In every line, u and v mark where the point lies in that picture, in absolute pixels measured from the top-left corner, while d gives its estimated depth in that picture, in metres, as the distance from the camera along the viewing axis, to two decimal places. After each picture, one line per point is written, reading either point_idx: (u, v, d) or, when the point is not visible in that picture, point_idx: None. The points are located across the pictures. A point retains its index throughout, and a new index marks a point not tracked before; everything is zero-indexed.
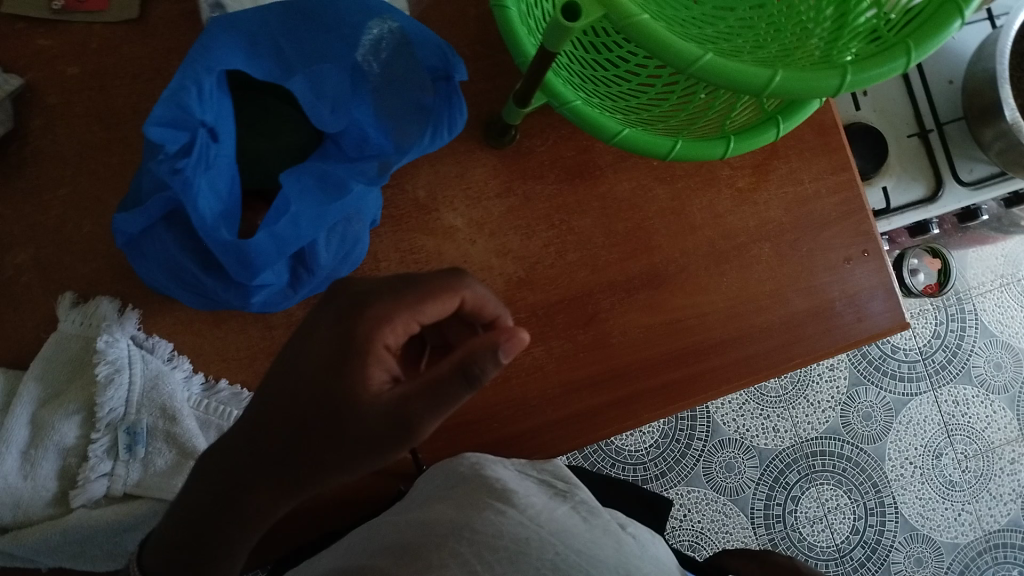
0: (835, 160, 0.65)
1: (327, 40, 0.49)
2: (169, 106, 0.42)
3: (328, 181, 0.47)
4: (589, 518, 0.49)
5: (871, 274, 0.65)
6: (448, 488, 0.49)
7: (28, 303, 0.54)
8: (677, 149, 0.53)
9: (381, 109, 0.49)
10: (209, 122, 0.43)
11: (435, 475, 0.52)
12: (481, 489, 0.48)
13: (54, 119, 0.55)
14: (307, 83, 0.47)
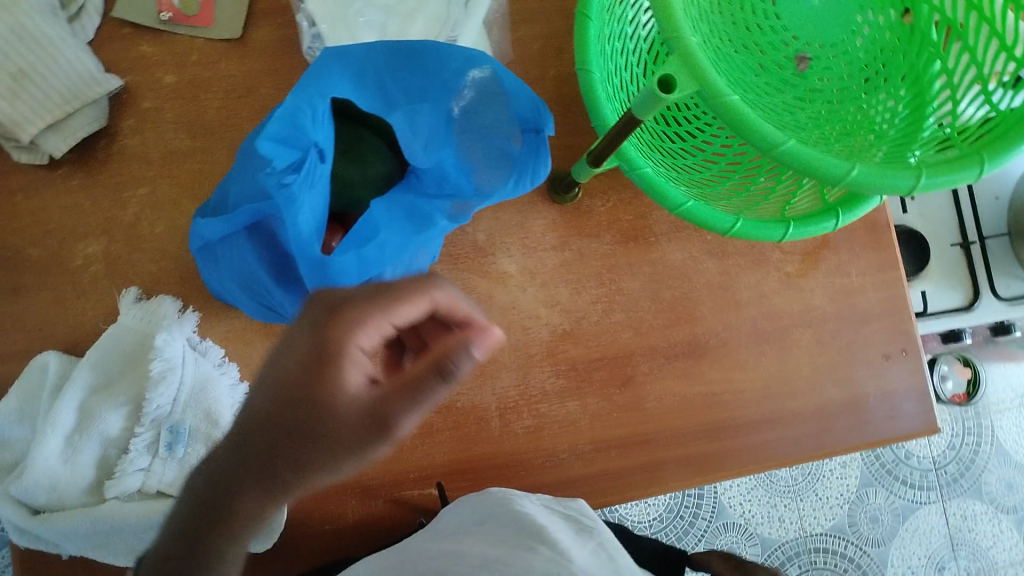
0: (884, 258, 0.66)
1: (428, 80, 0.51)
2: (285, 125, 0.45)
3: (413, 214, 0.51)
4: (613, 556, 0.49)
5: (906, 375, 0.66)
6: (478, 521, 0.52)
7: (93, 292, 0.56)
8: (738, 227, 0.54)
9: (466, 153, 0.52)
10: (321, 143, 0.46)
11: (464, 507, 0.55)
12: (512, 524, 0.50)
13: (144, 121, 0.57)
14: (406, 119, 0.49)
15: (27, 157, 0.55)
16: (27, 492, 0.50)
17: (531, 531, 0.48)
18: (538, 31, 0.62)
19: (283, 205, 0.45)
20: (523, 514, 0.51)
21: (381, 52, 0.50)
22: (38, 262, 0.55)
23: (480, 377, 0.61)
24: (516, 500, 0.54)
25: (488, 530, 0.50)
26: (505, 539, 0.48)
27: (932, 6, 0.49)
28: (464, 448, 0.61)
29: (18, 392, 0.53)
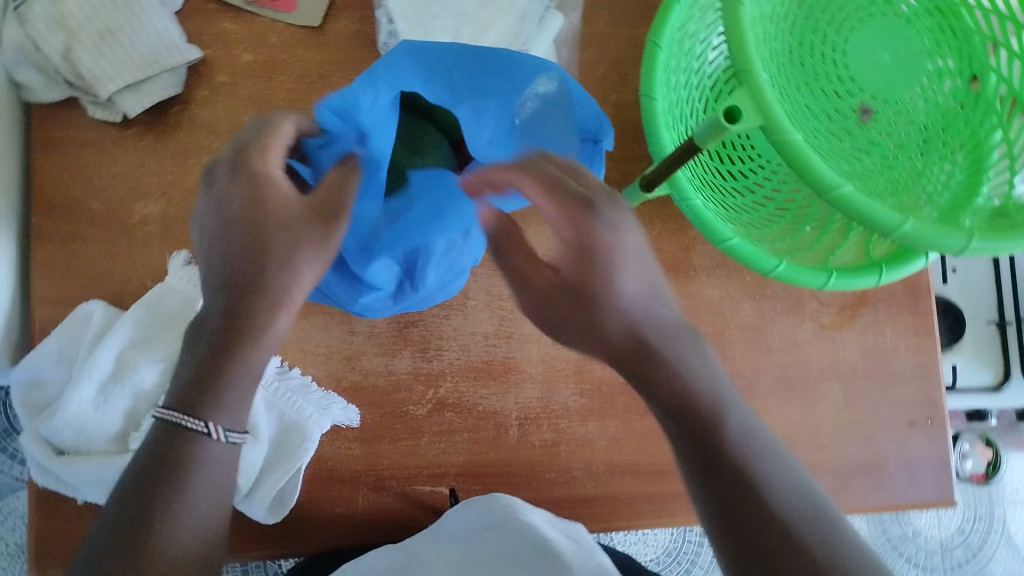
0: (920, 323, 0.66)
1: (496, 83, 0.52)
2: (344, 103, 0.48)
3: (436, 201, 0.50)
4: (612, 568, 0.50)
5: (930, 444, 0.65)
6: (481, 527, 0.53)
7: (143, 251, 0.57)
8: (780, 269, 0.55)
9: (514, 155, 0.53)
10: (367, 128, 0.48)
11: (466, 511, 0.56)
12: (516, 530, 0.51)
13: (216, 94, 0.59)
14: (471, 112, 0.51)
15: (102, 113, 0.57)
16: (56, 431, 0.52)
17: (536, 542, 0.49)
18: (605, 57, 0.64)
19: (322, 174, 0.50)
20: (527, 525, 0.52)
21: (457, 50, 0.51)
22: (95, 215, 0.57)
23: (504, 384, 0.62)
24: (518, 509, 0.55)
25: (493, 542, 0.51)
26: (512, 556, 0.48)
27: (999, 77, 0.49)
28: (479, 452, 0.61)
29: (61, 336, 0.55)
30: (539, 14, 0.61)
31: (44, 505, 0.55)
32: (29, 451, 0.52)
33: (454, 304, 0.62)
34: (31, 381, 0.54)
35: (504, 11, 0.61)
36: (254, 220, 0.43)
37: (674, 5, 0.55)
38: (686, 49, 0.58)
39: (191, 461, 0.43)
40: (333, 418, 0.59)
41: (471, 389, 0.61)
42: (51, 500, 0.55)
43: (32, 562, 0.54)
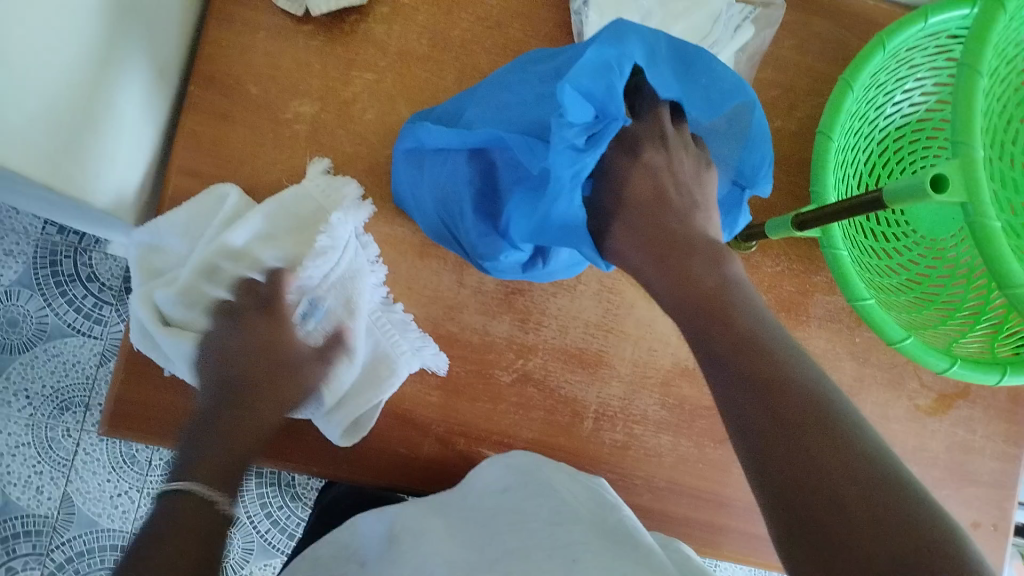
0: (1011, 430, 0.65)
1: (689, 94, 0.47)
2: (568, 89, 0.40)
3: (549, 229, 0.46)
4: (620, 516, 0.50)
5: (989, 550, 0.64)
6: (501, 484, 0.53)
7: (287, 148, 0.57)
8: (906, 342, 0.54)
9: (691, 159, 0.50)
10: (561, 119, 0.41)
11: (488, 468, 0.56)
12: (534, 488, 0.51)
13: (398, 15, 0.59)
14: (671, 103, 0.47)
15: (286, 2, 0.57)
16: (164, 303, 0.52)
17: (555, 509, 0.47)
18: (781, 82, 0.62)
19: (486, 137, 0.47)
20: (548, 491, 0.50)
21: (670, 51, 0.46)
22: (251, 100, 0.57)
23: (591, 375, 0.61)
24: (541, 468, 0.55)
25: (512, 501, 0.50)
26: (529, 518, 0.47)
27: None
28: (550, 434, 0.61)
29: (191, 210, 0.54)
30: (735, 22, 0.59)
31: (130, 367, 0.55)
32: (140, 313, 0.52)
33: (564, 284, 0.62)
34: (151, 244, 0.54)
35: (697, 8, 0.58)
36: (275, 368, 0.50)
37: (880, 51, 0.54)
38: (869, 97, 0.56)
39: (189, 510, 0.40)
40: (423, 361, 0.58)
41: (558, 370, 0.61)
42: (137, 366, 0.55)
43: (106, 420, 0.54)
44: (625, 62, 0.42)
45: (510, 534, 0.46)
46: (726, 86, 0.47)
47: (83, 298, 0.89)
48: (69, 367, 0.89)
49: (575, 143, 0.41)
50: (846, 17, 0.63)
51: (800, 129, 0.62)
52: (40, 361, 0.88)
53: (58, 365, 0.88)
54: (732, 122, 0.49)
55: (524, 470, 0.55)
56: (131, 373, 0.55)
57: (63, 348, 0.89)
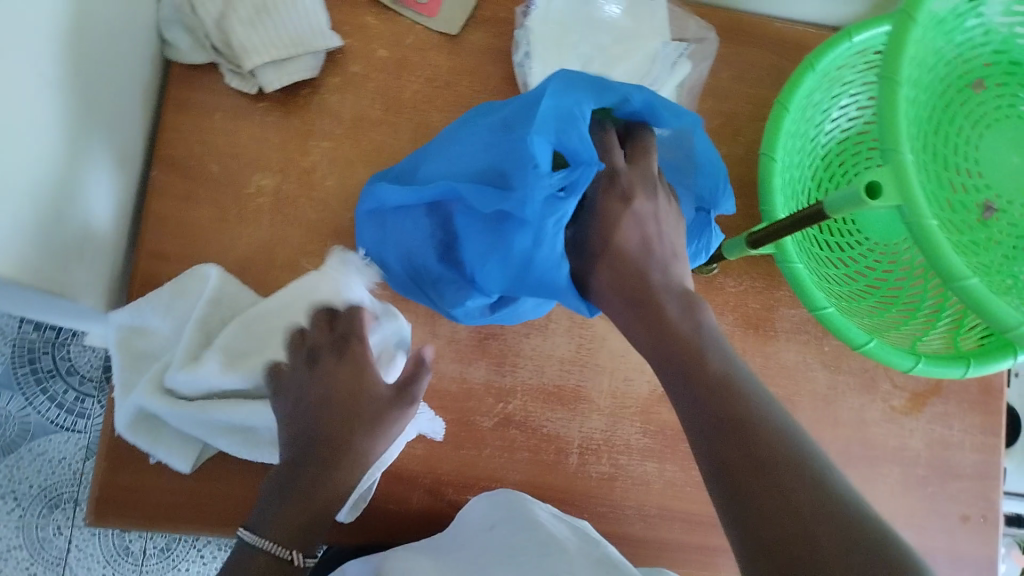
0: (988, 421, 0.67)
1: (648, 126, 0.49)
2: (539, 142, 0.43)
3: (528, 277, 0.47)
4: (599, 543, 0.51)
5: (979, 541, 0.65)
6: (489, 518, 0.54)
7: (252, 221, 0.58)
8: (870, 346, 0.55)
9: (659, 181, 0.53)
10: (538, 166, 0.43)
11: (478, 504, 0.57)
12: (519, 519, 0.53)
13: (349, 83, 0.61)
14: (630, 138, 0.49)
15: (238, 83, 0.59)
16: (178, 383, 0.53)
17: (542, 540, 0.49)
18: (723, 109, 0.65)
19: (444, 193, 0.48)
20: (535, 524, 0.51)
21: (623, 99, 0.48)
22: (213, 179, 0.58)
23: (572, 411, 0.62)
24: (525, 500, 0.56)
25: (499, 537, 0.51)
26: (517, 551, 0.48)
27: None
28: (537, 474, 0.61)
29: (172, 290, 0.56)
30: (672, 59, 0.62)
31: (115, 452, 0.55)
32: (141, 397, 0.53)
33: (536, 324, 0.63)
34: (133, 327, 0.55)
35: (635, 50, 0.61)
36: (345, 413, 0.48)
37: (810, 72, 0.55)
38: (807, 115, 0.58)
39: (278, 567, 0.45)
40: (421, 427, 0.59)
41: (539, 410, 0.62)
42: (120, 451, 0.55)
43: (92, 508, 0.55)
44: (585, 106, 0.45)
45: (500, 569, 0.47)
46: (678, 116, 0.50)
47: (64, 393, 0.89)
48: (55, 463, 0.88)
49: (556, 190, 0.43)
50: (778, 42, 0.66)
51: (747, 152, 0.65)
52: (26, 460, 0.87)
53: (45, 463, 0.88)
54: (682, 148, 0.52)
55: (506, 501, 0.56)
56: (115, 459, 0.55)
57: (48, 445, 0.88)
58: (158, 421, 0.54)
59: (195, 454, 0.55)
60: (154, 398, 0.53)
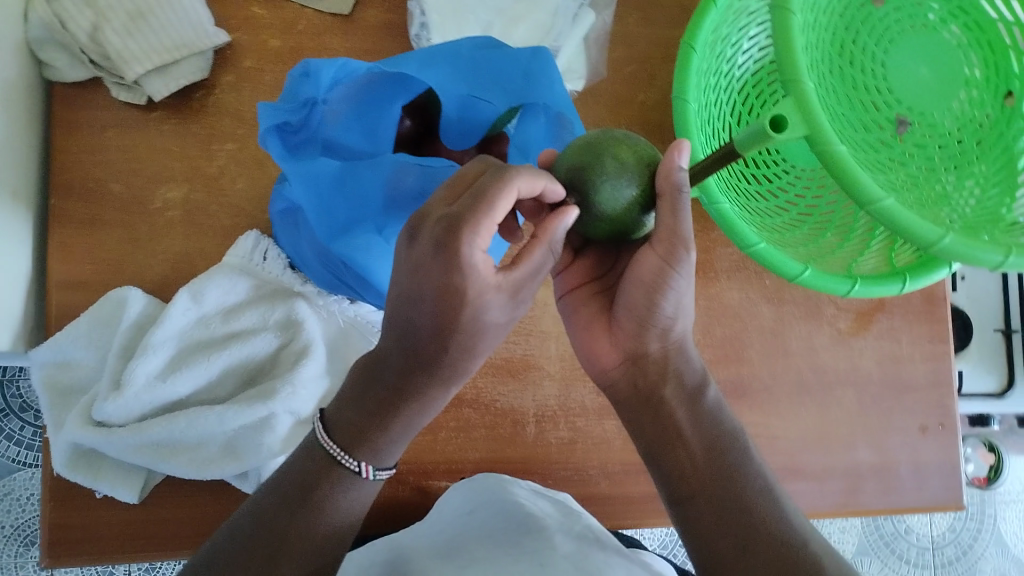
0: (935, 330, 0.67)
1: (500, 75, 0.49)
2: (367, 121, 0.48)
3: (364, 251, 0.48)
4: (579, 518, 0.52)
5: (940, 448, 0.66)
6: (472, 505, 0.53)
7: (164, 237, 0.56)
8: (805, 275, 0.55)
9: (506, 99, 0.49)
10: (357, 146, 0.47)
11: (454, 496, 0.56)
12: (501, 505, 0.52)
13: (244, 80, 0.58)
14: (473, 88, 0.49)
15: (127, 95, 0.56)
16: (109, 414, 0.51)
17: (519, 521, 0.49)
18: (634, 55, 0.63)
19: (301, 133, 0.49)
20: (512, 505, 0.52)
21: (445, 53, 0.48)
22: (117, 198, 0.56)
23: (523, 381, 0.62)
24: (507, 487, 0.55)
25: (478, 520, 0.51)
26: (495, 532, 0.48)
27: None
28: (495, 449, 0.61)
29: (91, 319, 0.53)
30: (573, 11, 0.61)
31: (59, 492, 0.54)
32: (72, 432, 0.51)
33: None
34: (57, 362, 0.54)
35: (536, 6, 0.61)
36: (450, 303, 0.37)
37: (712, 6, 0.53)
38: (718, 51, 0.57)
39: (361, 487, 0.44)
40: None
41: (489, 385, 0.61)
42: (64, 490, 0.54)
43: (45, 553, 0.53)
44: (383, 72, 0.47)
45: (480, 544, 0.48)
46: (510, 61, 0.49)
47: (20, 430, 0.87)
48: (24, 501, 0.86)
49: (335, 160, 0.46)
50: None
51: (664, 96, 0.64)
52: None
53: (13, 503, 0.85)
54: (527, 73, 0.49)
55: (484, 489, 0.55)
56: (61, 499, 0.54)
57: (16, 483, 0.86)
58: (97, 455, 0.53)
59: (141, 484, 0.53)
60: (86, 431, 0.51)
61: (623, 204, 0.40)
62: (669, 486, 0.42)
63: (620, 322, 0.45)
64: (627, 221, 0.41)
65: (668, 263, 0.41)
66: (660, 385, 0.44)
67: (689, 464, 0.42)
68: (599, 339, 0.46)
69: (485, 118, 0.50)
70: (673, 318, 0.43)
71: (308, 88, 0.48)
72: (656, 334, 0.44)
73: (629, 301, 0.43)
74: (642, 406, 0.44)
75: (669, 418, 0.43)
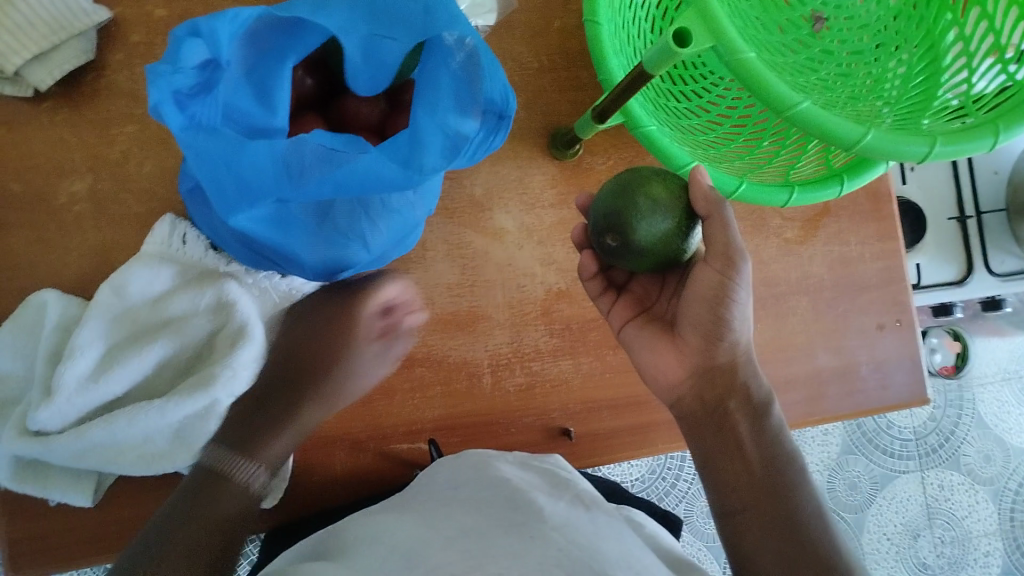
0: (883, 228, 0.66)
1: (401, 13, 0.45)
2: (256, 81, 0.44)
3: (275, 220, 0.46)
4: (576, 490, 0.49)
5: (899, 344, 0.66)
6: (458, 481, 0.51)
7: (75, 233, 0.54)
8: (742, 189, 0.54)
9: (408, 39, 0.45)
10: (252, 108, 0.43)
11: (442, 469, 0.53)
12: (488, 477, 0.50)
13: (135, 57, 0.55)
14: (367, 31, 0.45)
15: (12, 89, 0.53)
16: (42, 421, 0.50)
17: (508, 496, 0.47)
18: None
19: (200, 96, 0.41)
20: (499, 480, 0.49)
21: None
22: (20, 197, 0.53)
23: (472, 333, 0.60)
24: (492, 460, 0.53)
25: (465, 493, 0.49)
26: (485, 506, 0.46)
27: None
28: (453, 405, 0.60)
29: (12, 327, 0.51)
30: None
31: (9, 504, 0.52)
32: (8, 446, 0.49)
33: (413, 257, 0.59)
34: None
35: None
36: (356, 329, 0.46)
37: None
38: None
39: None
40: None
41: (438, 342, 0.60)
42: (17, 504, 0.53)
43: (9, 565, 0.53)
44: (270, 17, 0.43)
45: (466, 514, 0.46)
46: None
47: None
48: None
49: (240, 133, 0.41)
50: None
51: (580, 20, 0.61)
52: None
53: None
54: (427, 8, 0.45)
55: (472, 461, 0.53)
56: (15, 510, 0.52)
57: None
58: (43, 464, 0.51)
59: (93, 486, 0.52)
60: (24, 443, 0.50)
61: (662, 233, 0.43)
62: (720, 498, 0.47)
63: (687, 337, 0.49)
64: (671, 248, 0.44)
65: (726, 275, 0.45)
66: (727, 397, 0.48)
67: (737, 476, 0.46)
68: (666, 356, 0.51)
69: (390, 62, 0.46)
70: (739, 333, 0.48)
71: (202, 50, 0.40)
72: (724, 348, 0.48)
73: (695, 318, 0.48)
74: (706, 419, 0.49)
75: (732, 430, 0.48)
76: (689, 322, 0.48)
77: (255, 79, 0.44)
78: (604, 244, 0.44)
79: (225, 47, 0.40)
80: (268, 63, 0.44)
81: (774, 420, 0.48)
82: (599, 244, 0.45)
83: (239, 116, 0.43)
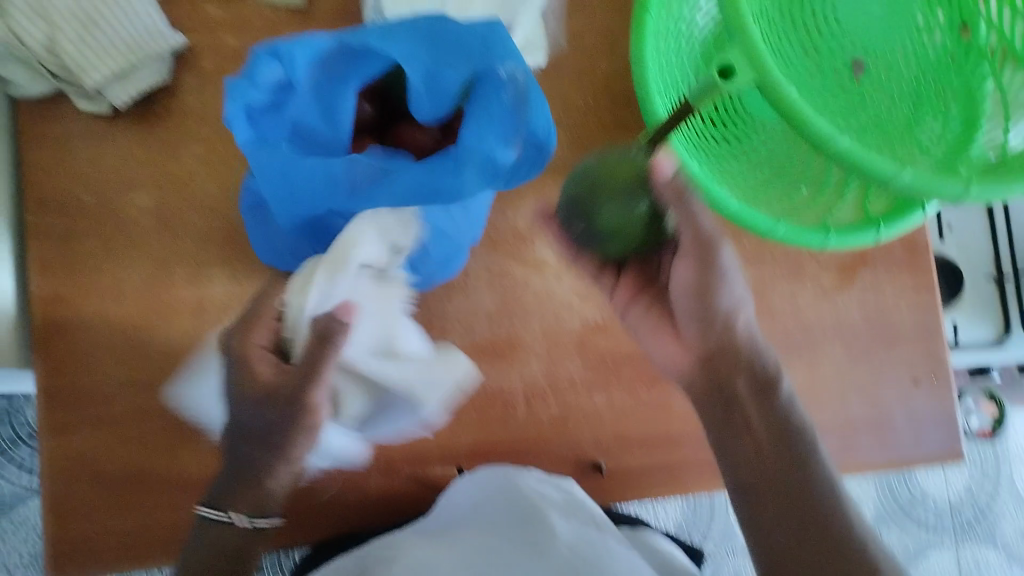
0: (920, 280, 0.67)
1: (463, 49, 0.47)
2: (322, 101, 0.47)
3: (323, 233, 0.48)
4: (584, 510, 0.53)
5: (935, 398, 0.66)
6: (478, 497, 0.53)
7: (138, 244, 0.57)
8: (778, 231, 0.55)
9: (465, 76, 0.48)
10: (316, 127, 0.47)
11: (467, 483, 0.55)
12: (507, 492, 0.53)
13: (206, 82, 0.59)
14: (428, 64, 0.47)
15: (90, 105, 0.56)
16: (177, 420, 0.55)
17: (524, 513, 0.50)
18: (593, 27, 0.64)
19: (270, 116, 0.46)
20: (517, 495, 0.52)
21: (402, 30, 0.47)
22: (89, 208, 0.56)
23: (508, 361, 0.61)
24: (517, 472, 0.54)
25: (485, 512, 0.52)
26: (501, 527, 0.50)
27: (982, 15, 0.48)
28: (486, 431, 0.60)
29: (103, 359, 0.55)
30: None
31: (56, 503, 0.54)
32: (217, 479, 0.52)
33: (454, 284, 0.61)
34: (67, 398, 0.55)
35: None
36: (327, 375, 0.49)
37: None
38: (675, 14, 0.57)
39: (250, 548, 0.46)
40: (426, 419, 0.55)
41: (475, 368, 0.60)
42: (62, 505, 0.54)
43: (50, 563, 0.54)
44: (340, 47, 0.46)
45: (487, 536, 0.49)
46: (470, 34, 0.47)
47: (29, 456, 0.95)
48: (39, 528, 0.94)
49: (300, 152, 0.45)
50: None
51: (627, 66, 0.64)
52: (11, 531, 0.93)
53: (29, 531, 0.93)
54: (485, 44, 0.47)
55: (493, 475, 0.55)
56: (58, 510, 0.54)
57: (28, 511, 0.94)
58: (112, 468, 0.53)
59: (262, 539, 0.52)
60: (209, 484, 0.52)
61: (630, 217, 0.46)
62: (736, 475, 0.52)
63: (688, 328, 0.56)
64: (632, 232, 0.47)
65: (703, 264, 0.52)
66: (732, 379, 0.54)
67: (757, 447, 0.52)
68: (667, 339, 0.57)
69: (450, 91, 0.49)
70: (733, 314, 0.54)
71: (277, 70, 0.45)
72: (720, 325, 0.54)
73: (687, 308, 0.55)
74: (713, 394, 0.54)
75: (742, 414, 0.53)
76: (688, 306, 0.55)
77: (324, 100, 0.47)
78: (570, 229, 0.51)
79: (300, 69, 0.45)
80: (339, 86, 0.47)
81: (783, 394, 0.54)
82: (575, 231, 0.50)
83: (302, 133, 0.47)
